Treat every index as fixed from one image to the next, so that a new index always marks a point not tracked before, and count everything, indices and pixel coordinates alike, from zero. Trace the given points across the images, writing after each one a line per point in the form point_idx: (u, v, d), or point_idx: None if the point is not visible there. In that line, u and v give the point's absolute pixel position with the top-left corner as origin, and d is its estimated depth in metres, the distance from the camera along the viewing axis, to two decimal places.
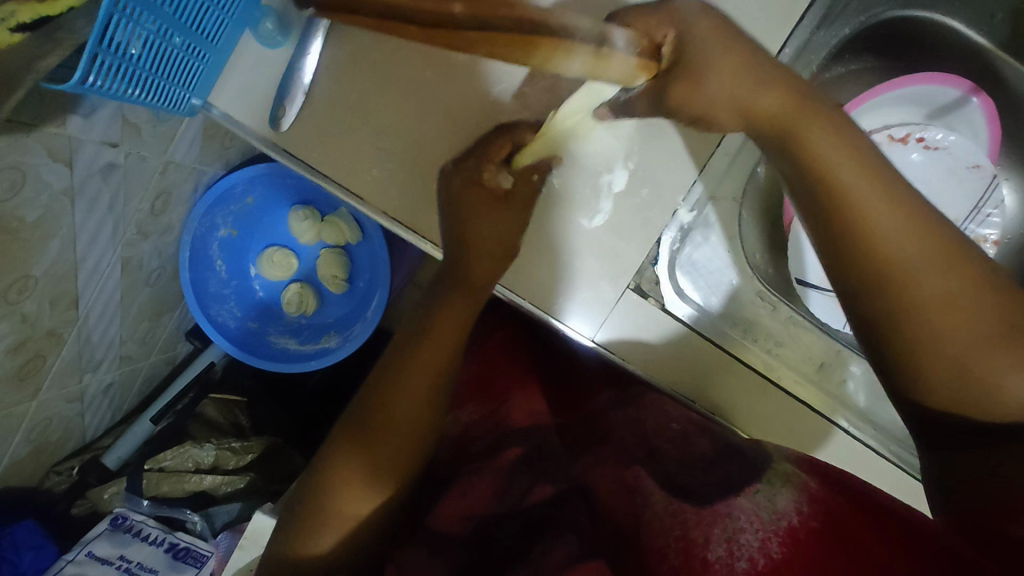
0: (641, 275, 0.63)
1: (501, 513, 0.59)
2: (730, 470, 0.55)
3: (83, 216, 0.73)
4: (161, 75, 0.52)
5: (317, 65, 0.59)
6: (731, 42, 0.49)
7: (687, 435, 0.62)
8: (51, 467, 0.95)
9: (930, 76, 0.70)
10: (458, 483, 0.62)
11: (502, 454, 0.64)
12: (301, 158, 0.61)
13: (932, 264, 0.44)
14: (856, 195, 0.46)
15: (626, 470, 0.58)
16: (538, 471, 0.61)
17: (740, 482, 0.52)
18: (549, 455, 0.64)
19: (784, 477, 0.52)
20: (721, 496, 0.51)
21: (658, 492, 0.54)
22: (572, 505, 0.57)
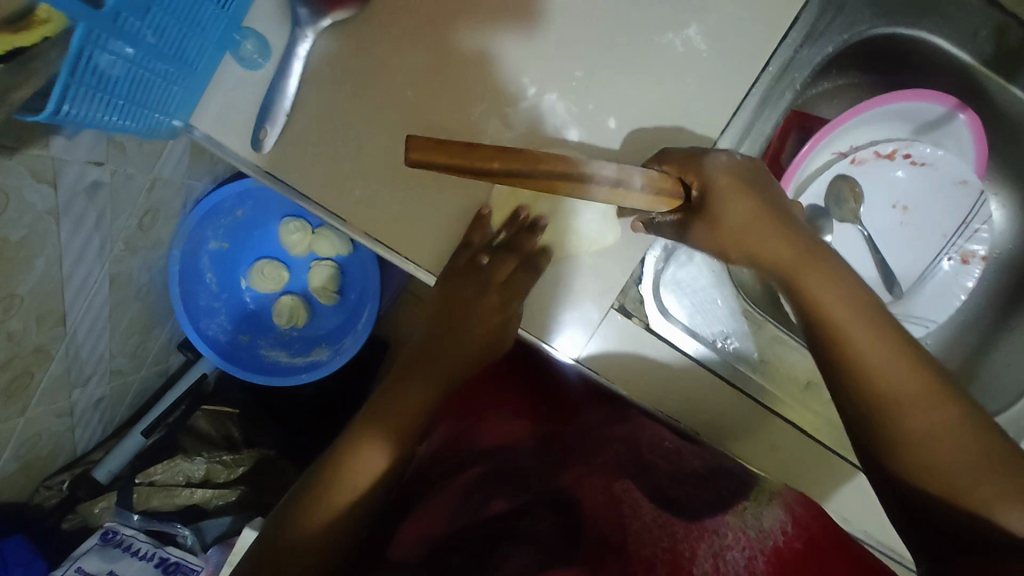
0: (625, 294, 0.64)
1: (461, 527, 0.60)
2: (720, 487, 0.58)
3: (70, 235, 0.73)
4: (140, 100, 0.53)
5: (298, 85, 0.60)
6: (745, 193, 0.54)
7: (680, 455, 0.65)
8: (41, 482, 0.94)
9: (916, 93, 0.68)
10: (421, 508, 0.64)
11: (465, 474, 0.68)
12: (283, 179, 0.61)
13: (924, 400, 0.47)
14: (852, 336, 0.49)
15: (615, 482, 0.59)
16: (494, 487, 0.64)
17: (727, 500, 0.55)
18: (507, 470, 0.67)
19: (768, 495, 0.57)
20: (709, 511, 0.54)
21: (647, 506, 0.55)
22: (530, 516, 0.58)
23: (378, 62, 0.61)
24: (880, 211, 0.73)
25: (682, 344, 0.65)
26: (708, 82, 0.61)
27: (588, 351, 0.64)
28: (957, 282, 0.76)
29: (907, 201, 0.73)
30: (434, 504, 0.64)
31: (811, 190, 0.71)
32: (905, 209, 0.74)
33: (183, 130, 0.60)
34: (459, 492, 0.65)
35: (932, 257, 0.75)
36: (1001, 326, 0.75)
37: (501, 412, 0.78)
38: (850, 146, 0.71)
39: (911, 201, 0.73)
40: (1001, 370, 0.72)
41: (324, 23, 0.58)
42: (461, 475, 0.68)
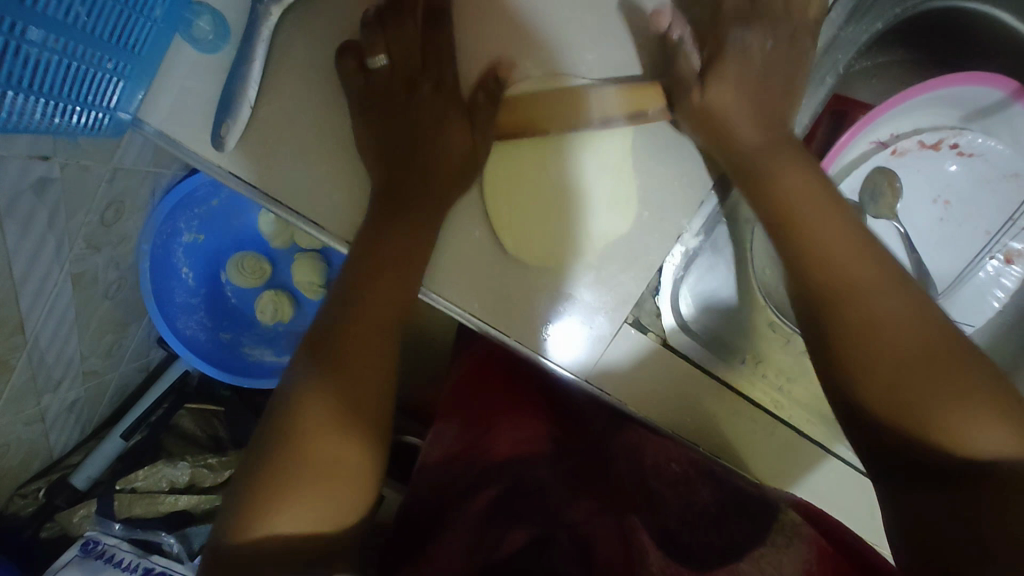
0: (641, 307, 0.57)
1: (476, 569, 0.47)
2: (733, 529, 0.49)
3: (17, 238, 0.65)
4: (75, 95, 0.45)
5: (262, 72, 0.51)
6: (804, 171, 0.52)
7: (682, 483, 0.57)
8: (16, 490, 0.89)
9: (969, 76, 0.60)
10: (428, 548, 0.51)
11: (476, 497, 0.57)
12: (248, 181, 0.53)
13: (895, 304, 0.47)
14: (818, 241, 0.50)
15: (626, 517, 0.52)
16: (513, 513, 0.54)
17: (743, 543, 0.47)
18: (526, 491, 0.57)
19: (791, 533, 0.47)
20: (723, 560, 0.45)
21: (655, 550, 0.47)
22: (554, 548, 0.49)
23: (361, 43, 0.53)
24: (919, 207, 0.67)
25: (700, 358, 0.59)
26: (735, 70, 0.54)
27: (597, 368, 0.58)
28: (988, 290, 0.69)
29: (950, 195, 0.66)
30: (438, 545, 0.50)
31: (845, 184, 0.64)
32: (947, 203, 0.67)
33: (131, 125, 0.51)
34: (473, 518, 0.54)
35: (973, 255, 0.68)
36: None
37: (515, 415, 0.70)
38: (892, 135, 0.64)
39: (954, 194, 0.66)
40: None
41: None
42: (474, 501, 0.57)
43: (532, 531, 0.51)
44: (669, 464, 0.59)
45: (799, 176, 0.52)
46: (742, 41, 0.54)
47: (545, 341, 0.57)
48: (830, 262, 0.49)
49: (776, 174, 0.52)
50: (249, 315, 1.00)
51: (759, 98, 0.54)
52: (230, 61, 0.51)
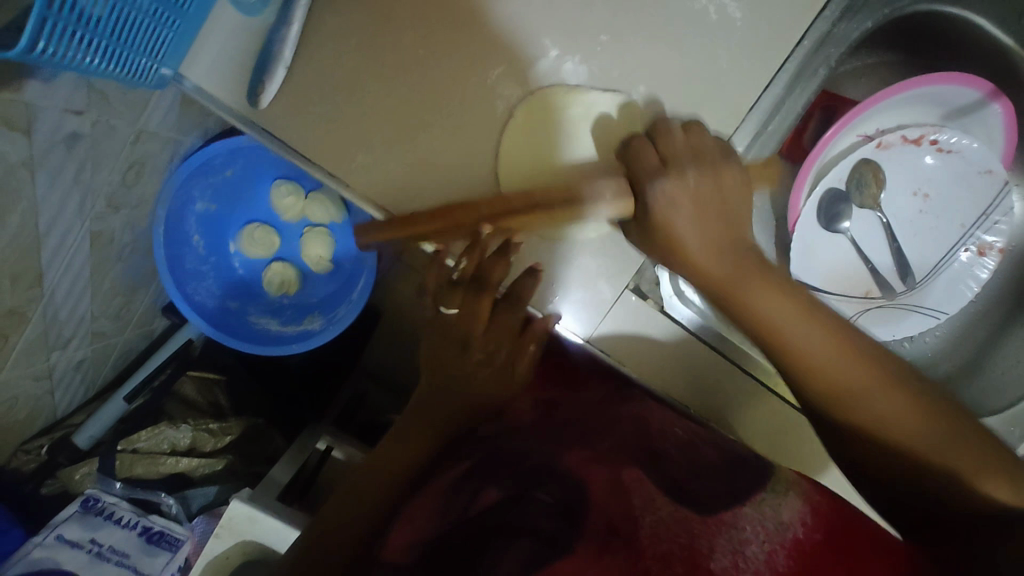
0: (641, 275, 0.61)
1: (448, 528, 0.52)
2: (734, 480, 0.54)
3: (46, 189, 0.67)
4: (128, 44, 0.48)
5: (299, 35, 0.55)
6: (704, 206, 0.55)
7: (692, 444, 0.60)
8: (19, 446, 0.91)
9: (948, 76, 0.66)
10: (405, 510, 0.57)
11: (453, 468, 0.60)
12: (279, 137, 0.56)
13: (873, 383, 0.48)
14: (752, 302, 0.53)
15: (623, 471, 0.54)
16: (488, 472, 0.56)
17: (742, 493, 0.51)
18: (503, 458, 0.59)
19: (785, 485, 0.52)
20: (726, 506, 0.49)
21: (662, 498, 0.50)
22: (524, 504, 0.51)
23: (391, 12, 0.56)
24: (900, 198, 0.72)
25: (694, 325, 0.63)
26: (739, 55, 0.58)
27: (601, 332, 0.62)
28: (964, 279, 0.73)
29: (929, 189, 0.71)
30: (418, 504, 0.57)
31: (831, 174, 0.69)
32: (926, 197, 0.72)
33: (173, 81, 0.55)
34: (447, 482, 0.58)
35: (949, 246, 0.72)
36: (1009, 324, 0.74)
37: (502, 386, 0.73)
38: (878, 129, 0.69)
39: (933, 189, 0.71)
40: (1011, 367, 0.71)
41: None
42: (450, 470, 0.60)
43: (506, 489, 0.53)
44: (673, 428, 0.62)
45: (769, 294, 0.53)
46: (746, 28, 0.58)
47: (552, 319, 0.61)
48: (782, 327, 0.51)
49: (746, 297, 0.53)
50: (256, 285, 1.04)
51: (722, 210, 0.55)
52: (269, 24, 0.55)
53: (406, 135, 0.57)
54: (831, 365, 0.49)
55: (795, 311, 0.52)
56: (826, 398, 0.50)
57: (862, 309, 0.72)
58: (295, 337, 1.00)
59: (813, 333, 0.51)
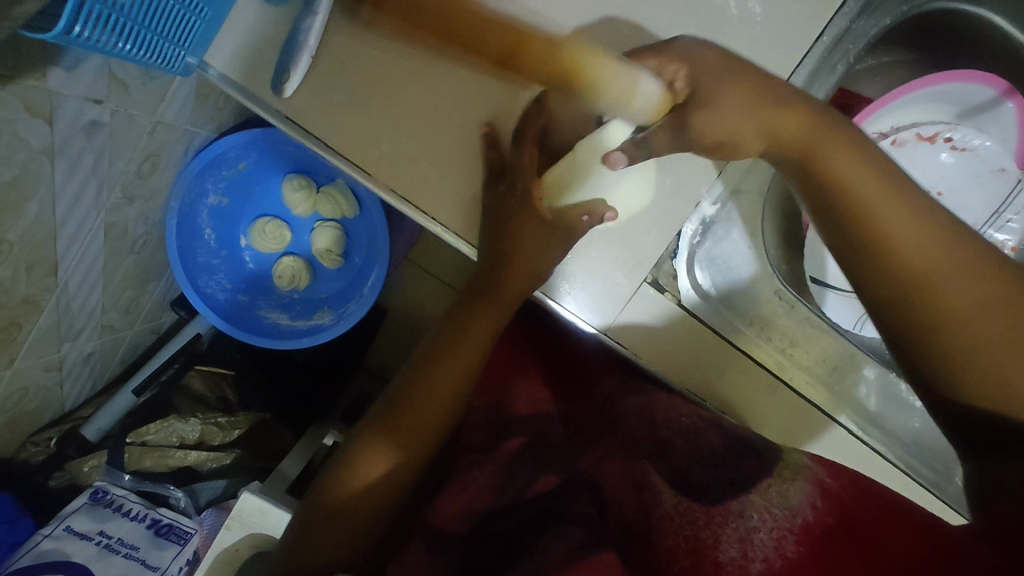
0: (659, 268, 0.62)
1: (504, 506, 0.56)
2: (741, 466, 0.53)
3: (65, 178, 0.67)
4: (157, 31, 0.49)
5: (324, 25, 0.55)
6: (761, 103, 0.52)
7: (696, 431, 0.58)
8: (28, 438, 0.91)
9: (963, 74, 0.67)
10: (456, 476, 0.60)
11: (504, 445, 0.62)
12: (302, 127, 0.57)
13: (971, 279, 0.45)
14: (878, 213, 0.47)
15: (635, 466, 0.55)
16: (540, 461, 0.59)
17: (749, 478, 0.51)
18: (549, 445, 0.62)
19: (795, 469, 0.52)
20: (727, 495, 0.50)
21: (667, 491, 0.51)
22: (577, 497, 0.54)
23: None
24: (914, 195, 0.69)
25: (710, 318, 0.63)
26: (759, 49, 0.58)
27: (619, 323, 0.63)
28: None
29: (943, 187, 0.69)
30: (465, 478, 0.59)
31: None
32: (939, 195, 0.70)
33: (196, 68, 0.55)
34: (501, 462, 0.60)
35: None
36: None
37: (528, 376, 0.74)
38: (892, 127, 0.68)
39: (947, 186, 0.69)
40: None
41: None
42: (500, 445, 0.63)
43: (564, 475, 0.56)
44: (679, 417, 0.61)
45: (904, 216, 0.46)
46: (767, 23, 0.58)
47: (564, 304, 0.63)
48: (898, 235, 0.46)
49: (883, 215, 0.46)
50: (265, 279, 1.04)
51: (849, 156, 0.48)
52: (295, 14, 0.55)
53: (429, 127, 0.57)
54: (951, 305, 0.45)
55: (936, 241, 0.46)
56: (935, 363, 0.46)
57: None
58: (305, 331, 1.00)
59: (921, 249, 0.45)
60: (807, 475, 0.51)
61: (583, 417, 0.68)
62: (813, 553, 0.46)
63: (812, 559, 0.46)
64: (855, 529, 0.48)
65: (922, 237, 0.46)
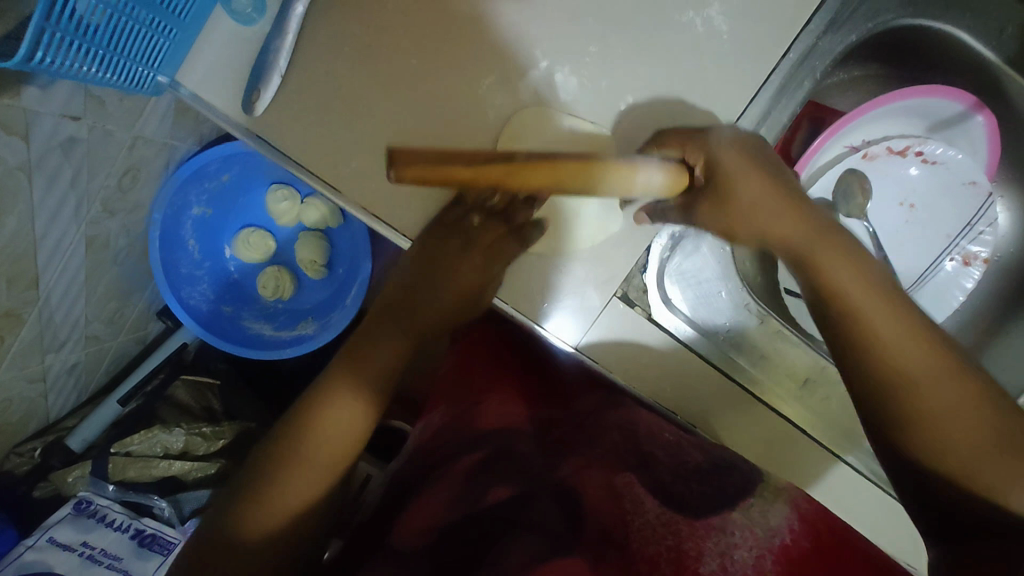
0: (629, 282, 0.62)
1: (461, 516, 0.55)
2: (723, 483, 0.54)
3: (43, 194, 0.68)
4: (123, 53, 0.49)
5: (293, 44, 0.56)
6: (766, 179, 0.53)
7: (681, 447, 0.60)
8: (12, 449, 0.90)
9: (932, 90, 0.67)
10: (416, 499, 0.61)
11: (462, 460, 0.63)
12: (274, 145, 0.57)
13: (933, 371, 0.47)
14: (851, 294, 0.50)
15: (616, 474, 0.55)
16: (498, 471, 0.59)
17: (733, 496, 0.52)
18: (509, 460, 0.61)
19: (775, 492, 0.53)
20: (715, 510, 0.50)
21: (651, 501, 0.51)
22: (534, 502, 0.53)
23: (383, 22, 0.57)
24: (886, 208, 0.73)
25: (681, 333, 0.64)
26: (724, 66, 0.59)
27: (586, 342, 0.63)
28: (949, 288, 0.75)
29: (914, 199, 0.72)
30: (427, 497, 0.60)
31: (819, 183, 0.70)
32: (912, 207, 0.73)
33: (167, 88, 0.56)
34: (456, 476, 0.61)
35: (934, 256, 0.74)
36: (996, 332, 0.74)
37: (496, 394, 0.73)
38: (862, 141, 0.70)
39: (918, 199, 0.72)
40: None
41: None
42: (456, 464, 0.63)
43: (519, 487, 0.56)
44: (662, 431, 0.62)
45: (849, 271, 0.51)
46: (732, 41, 0.59)
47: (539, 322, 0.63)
48: (865, 312, 0.49)
49: (827, 271, 0.51)
50: (250, 290, 1.04)
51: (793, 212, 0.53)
52: (265, 33, 0.56)
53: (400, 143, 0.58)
54: (898, 352, 0.48)
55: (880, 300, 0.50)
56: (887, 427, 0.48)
57: None
58: (289, 341, 1.01)
59: (870, 302, 0.50)
60: (788, 498, 0.51)
61: (560, 431, 0.67)
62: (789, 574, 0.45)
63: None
64: (828, 558, 0.47)
65: (888, 318, 0.49)
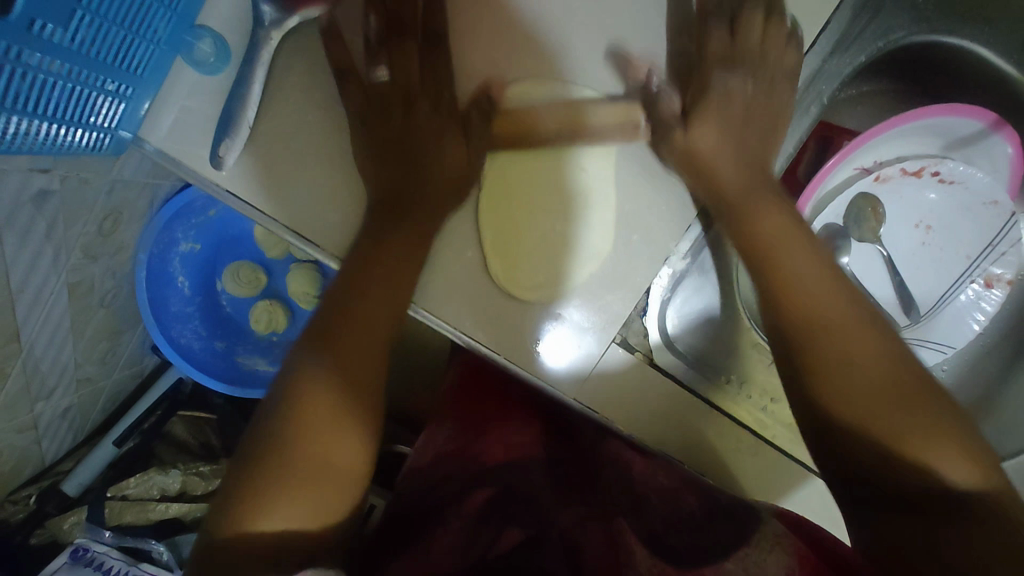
0: (629, 327, 0.59)
1: (468, 566, 0.48)
2: (718, 532, 0.54)
3: (15, 248, 0.65)
4: (77, 117, 0.46)
5: (261, 92, 0.53)
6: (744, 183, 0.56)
7: (673, 494, 0.61)
8: (6, 497, 0.87)
9: (948, 108, 0.63)
10: (416, 542, 0.52)
11: (471, 497, 0.58)
12: (247, 199, 0.54)
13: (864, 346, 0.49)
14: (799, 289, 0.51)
15: (613, 522, 0.55)
16: (510, 513, 0.55)
17: (730, 545, 0.52)
18: (521, 494, 0.58)
19: (772, 539, 0.51)
20: (705, 559, 0.51)
21: (641, 550, 0.51)
22: (544, 550, 0.50)
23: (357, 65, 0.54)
24: (903, 231, 0.68)
25: (685, 376, 0.60)
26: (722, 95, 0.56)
27: (587, 388, 0.59)
28: (970, 313, 0.71)
29: (931, 220, 0.68)
30: (435, 538, 0.52)
31: (829, 209, 0.66)
32: (929, 229, 0.68)
33: (132, 143, 0.53)
34: (464, 519, 0.55)
35: (954, 279, 0.70)
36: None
37: (505, 425, 0.70)
38: (876, 161, 0.65)
39: (935, 220, 0.68)
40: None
41: (291, 21, 0.52)
42: (466, 500, 0.58)
43: (527, 530, 0.52)
44: (659, 480, 0.63)
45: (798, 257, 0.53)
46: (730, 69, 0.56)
47: (539, 353, 0.58)
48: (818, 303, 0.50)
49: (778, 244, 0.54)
50: (243, 324, 1.01)
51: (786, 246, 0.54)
52: (230, 81, 0.53)
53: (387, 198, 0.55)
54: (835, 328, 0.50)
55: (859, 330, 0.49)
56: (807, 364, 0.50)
57: None
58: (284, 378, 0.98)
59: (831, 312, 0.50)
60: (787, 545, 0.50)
61: (570, 470, 0.65)
62: None
63: None
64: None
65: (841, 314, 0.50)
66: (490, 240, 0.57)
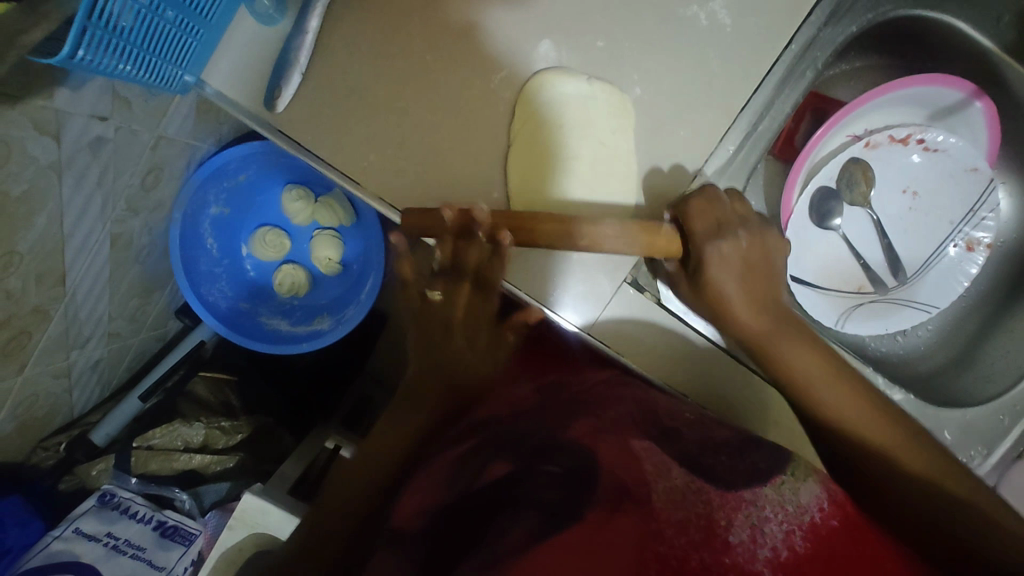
0: (638, 269, 0.64)
1: (456, 498, 0.52)
2: (754, 458, 0.53)
3: (71, 191, 0.71)
4: (154, 51, 0.53)
5: (311, 43, 0.59)
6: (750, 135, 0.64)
7: (702, 425, 0.59)
8: (39, 443, 0.92)
9: (931, 78, 0.69)
10: (413, 481, 0.57)
11: (458, 445, 0.60)
12: (295, 138, 0.60)
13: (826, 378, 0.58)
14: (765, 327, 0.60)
15: (630, 440, 0.54)
16: (500, 447, 0.56)
17: (764, 472, 0.50)
18: (504, 438, 0.58)
19: (807, 469, 0.52)
20: (745, 483, 0.49)
21: (677, 472, 0.49)
22: (525, 481, 0.50)
23: (401, 21, 0.60)
24: (891, 196, 0.74)
25: (689, 319, 0.65)
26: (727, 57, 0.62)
27: (599, 323, 0.64)
28: (957, 272, 0.76)
29: (917, 186, 0.74)
30: (429, 475, 0.57)
31: (823, 171, 0.72)
32: (915, 194, 0.74)
33: (195, 85, 0.59)
34: (451, 461, 0.58)
35: (939, 241, 0.75)
36: (1004, 311, 0.76)
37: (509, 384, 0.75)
38: (865, 129, 0.72)
39: (921, 186, 0.74)
40: (1000, 357, 0.73)
41: None
42: (449, 452, 0.60)
43: (516, 463, 0.52)
44: (683, 412, 0.62)
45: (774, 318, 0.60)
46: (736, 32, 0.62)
47: (555, 292, 0.64)
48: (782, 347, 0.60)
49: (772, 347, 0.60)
50: (267, 287, 1.07)
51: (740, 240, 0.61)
52: (286, 32, 0.59)
53: (426, 151, 0.61)
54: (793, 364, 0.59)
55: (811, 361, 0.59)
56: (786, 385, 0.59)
57: (855, 305, 0.74)
58: (305, 336, 1.02)
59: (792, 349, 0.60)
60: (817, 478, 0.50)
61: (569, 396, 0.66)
62: (816, 549, 0.44)
63: (821, 554, 0.44)
64: (857, 538, 0.46)
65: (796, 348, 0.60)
66: (516, 187, 0.62)
